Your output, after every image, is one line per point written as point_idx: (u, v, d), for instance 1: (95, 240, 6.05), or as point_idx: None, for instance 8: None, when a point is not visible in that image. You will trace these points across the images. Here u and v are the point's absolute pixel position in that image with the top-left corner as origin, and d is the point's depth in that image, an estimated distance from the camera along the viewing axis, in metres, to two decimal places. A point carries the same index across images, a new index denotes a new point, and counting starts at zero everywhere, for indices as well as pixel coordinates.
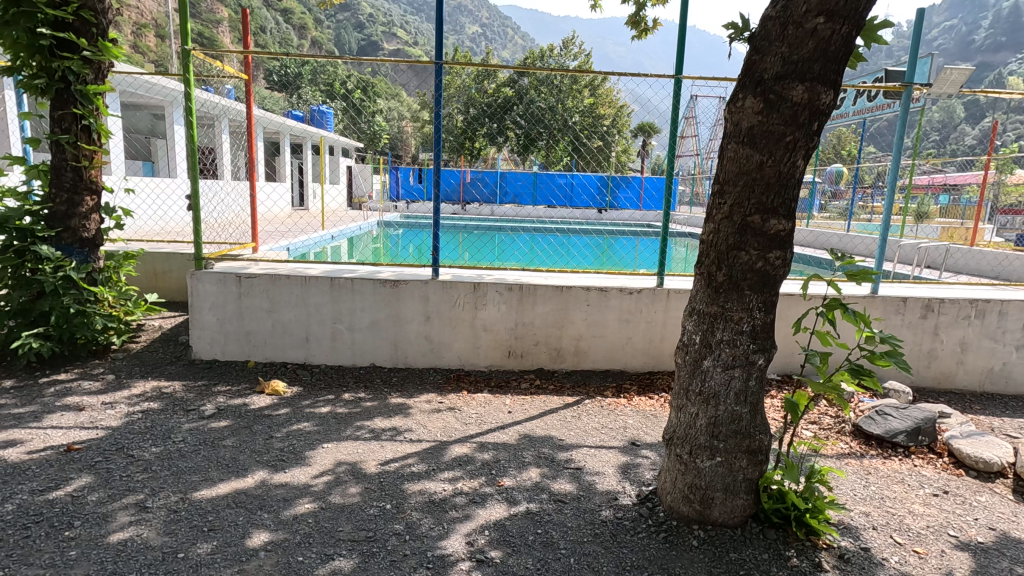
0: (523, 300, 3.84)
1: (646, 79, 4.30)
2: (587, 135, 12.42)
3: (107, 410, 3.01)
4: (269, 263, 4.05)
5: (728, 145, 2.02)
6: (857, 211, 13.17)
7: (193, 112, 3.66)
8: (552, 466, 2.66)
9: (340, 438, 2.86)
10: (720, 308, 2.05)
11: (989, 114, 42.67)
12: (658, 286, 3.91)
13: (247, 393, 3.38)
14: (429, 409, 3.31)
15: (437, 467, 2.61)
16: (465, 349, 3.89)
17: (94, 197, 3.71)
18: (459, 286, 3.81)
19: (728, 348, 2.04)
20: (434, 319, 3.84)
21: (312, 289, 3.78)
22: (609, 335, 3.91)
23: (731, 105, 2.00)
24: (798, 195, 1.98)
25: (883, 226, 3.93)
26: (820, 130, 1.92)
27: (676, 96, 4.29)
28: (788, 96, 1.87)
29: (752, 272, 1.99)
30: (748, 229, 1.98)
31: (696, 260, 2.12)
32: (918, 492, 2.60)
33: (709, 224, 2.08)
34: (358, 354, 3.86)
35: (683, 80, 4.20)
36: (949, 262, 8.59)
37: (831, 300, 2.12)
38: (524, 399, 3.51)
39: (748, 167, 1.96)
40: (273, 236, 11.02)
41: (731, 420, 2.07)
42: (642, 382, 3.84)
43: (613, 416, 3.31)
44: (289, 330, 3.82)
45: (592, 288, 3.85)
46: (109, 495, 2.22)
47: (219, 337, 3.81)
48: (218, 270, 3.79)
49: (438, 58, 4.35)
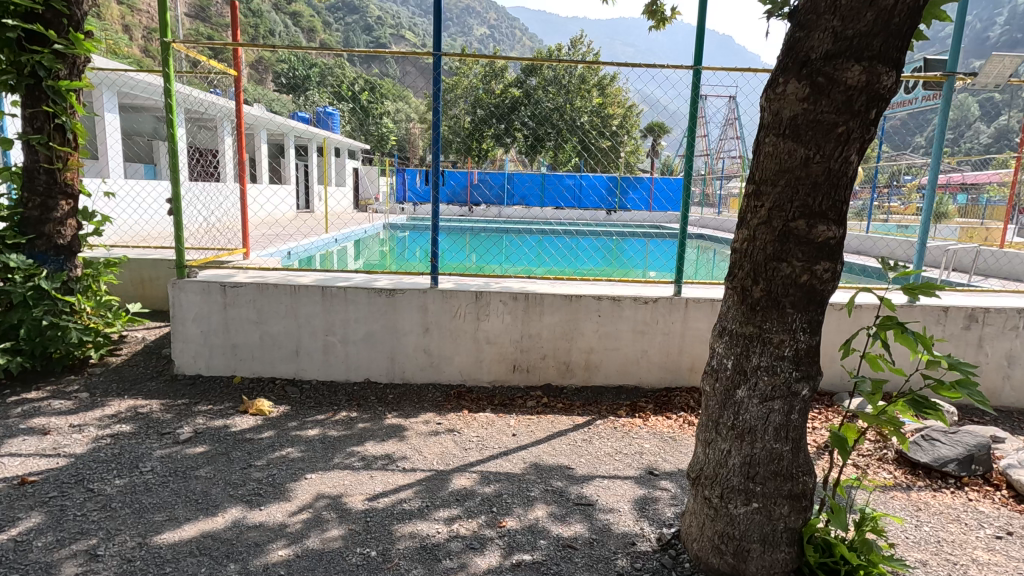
0: (529, 310, 3.56)
1: (660, 70, 3.92)
2: (596, 136, 12.12)
3: (74, 434, 2.76)
4: (257, 271, 3.80)
5: (766, 138, 1.73)
6: (875, 211, 12.77)
7: (173, 111, 3.38)
8: (561, 503, 2.37)
9: (326, 467, 2.59)
10: (757, 327, 1.75)
11: (1003, 113, 41.77)
12: (675, 294, 3.62)
13: (229, 413, 3.12)
14: (426, 431, 3.03)
15: (433, 504, 2.32)
16: (467, 364, 3.60)
17: (70, 201, 3.48)
18: (459, 295, 3.53)
19: (767, 376, 1.74)
20: (433, 331, 3.57)
21: (302, 298, 3.51)
22: (622, 348, 3.61)
23: (770, 91, 1.71)
24: (850, 196, 1.67)
25: (924, 226, 3.58)
26: (878, 119, 1.62)
27: (692, 91, 3.90)
28: (841, 78, 1.57)
29: (795, 286, 1.69)
30: (790, 237, 1.68)
31: (728, 273, 1.83)
32: (979, 533, 2.28)
33: (743, 231, 1.79)
34: (352, 369, 3.59)
35: (705, 73, 3.81)
36: (978, 264, 8.18)
37: (883, 318, 1.81)
38: (530, 420, 3.23)
39: (790, 164, 1.66)
40: (275, 239, 10.79)
41: (769, 459, 1.77)
42: (659, 400, 3.53)
43: (627, 439, 3.02)
44: (278, 343, 3.56)
45: (603, 297, 3.55)
46: (58, 540, 1.97)
47: (203, 351, 3.55)
48: (201, 279, 3.54)
49: (437, 51, 4.05)
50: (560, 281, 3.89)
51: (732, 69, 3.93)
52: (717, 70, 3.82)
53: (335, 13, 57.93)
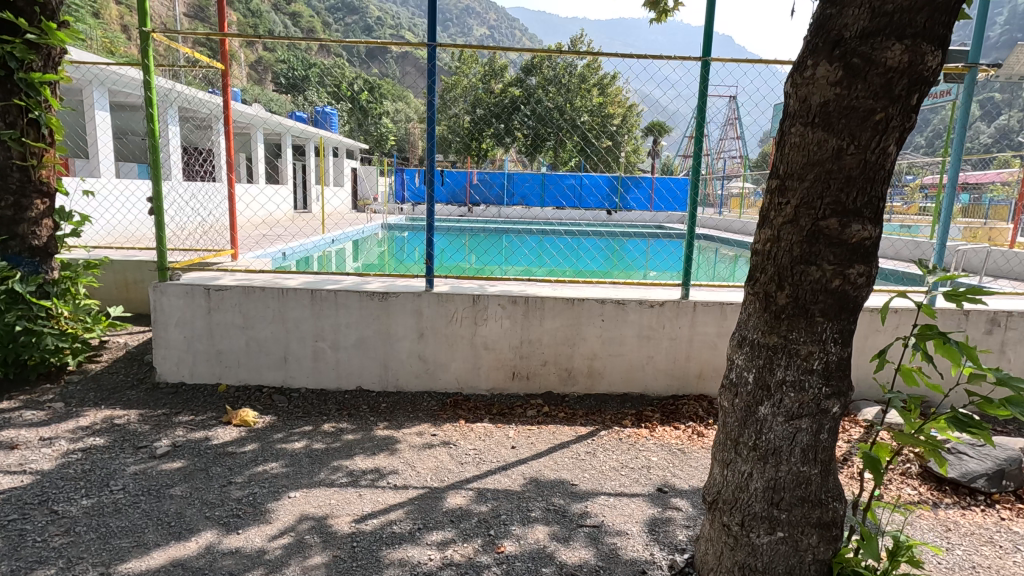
0: (529, 314, 3.38)
1: (666, 60, 3.64)
2: (595, 136, 11.95)
3: (43, 448, 2.58)
4: (244, 273, 3.62)
5: (792, 127, 1.56)
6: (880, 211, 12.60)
7: (153, 106, 3.20)
8: (564, 523, 2.19)
9: (310, 484, 2.41)
10: (781, 338, 1.58)
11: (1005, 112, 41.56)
12: (682, 298, 3.45)
13: (211, 424, 2.94)
14: (420, 444, 2.86)
15: (425, 526, 2.14)
16: (464, 370, 3.43)
17: (45, 200, 3.30)
18: (456, 299, 3.36)
19: (794, 393, 1.57)
20: (428, 336, 3.39)
21: (290, 302, 3.34)
22: (626, 354, 3.44)
23: (797, 76, 1.54)
24: (887, 191, 1.50)
25: (944, 225, 3.41)
26: (920, 104, 1.45)
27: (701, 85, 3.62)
28: (880, 59, 1.40)
29: (825, 292, 1.52)
30: (821, 237, 1.51)
31: (749, 278, 1.66)
32: (1015, 557, 2.11)
33: (766, 230, 1.62)
34: (343, 376, 3.42)
35: (716, 64, 3.54)
36: (988, 265, 8.01)
37: (922, 327, 1.64)
38: (530, 430, 3.06)
39: (819, 156, 1.49)
40: (271, 239, 10.64)
41: (795, 484, 1.60)
42: (665, 409, 3.36)
43: (633, 453, 2.85)
44: (265, 349, 3.38)
45: (607, 300, 3.38)
46: (12, 571, 1.79)
47: (186, 358, 3.38)
48: (184, 282, 3.36)
49: (432, 41, 3.84)
50: (561, 283, 3.71)
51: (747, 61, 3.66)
52: (730, 62, 3.57)
53: (335, 13, 57.71)
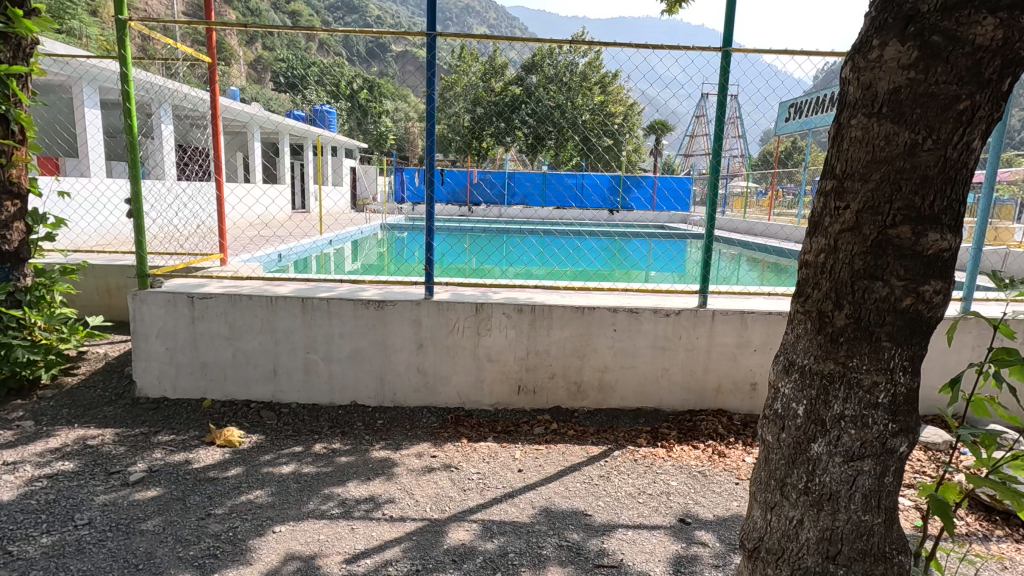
0: (536, 323, 3.15)
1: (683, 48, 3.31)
2: (598, 136, 11.73)
3: (4, 474, 2.36)
4: (231, 279, 3.39)
5: (851, 120, 1.34)
6: None
7: (132, 101, 2.97)
8: (579, 564, 1.96)
9: (297, 516, 2.18)
10: (840, 364, 1.36)
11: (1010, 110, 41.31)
12: (700, 306, 3.22)
13: (193, 445, 2.71)
14: (420, 467, 2.63)
15: (425, 567, 1.91)
16: (466, 384, 3.21)
17: (16, 202, 3.07)
18: (457, 307, 3.13)
19: (855, 429, 1.35)
20: (427, 348, 3.17)
21: (280, 312, 3.11)
22: (640, 367, 3.21)
23: (859, 59, 1.32)
24: (967, 194, 1.28)
25: (982, 227, 3.19)
26: (1012, 90, 1.22)
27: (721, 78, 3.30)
28: (966, 36, 1.17)
29: (893, 314, 1.30)
30: (889, 248, 1.28)
31: (799, 295, 1.44)
32: None
33: (820, 239, 1.40)
34: (337, 390, 3.19)
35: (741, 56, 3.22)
36: (1007, 267, 7.76)
37: (1000, 352, 1.41)
38: (538, 450, 2.83)
39: (888, 152, 1.26)
40: (267, 240, 10.41)
41: (855, 535, 1.40)
42: (683, 426, 3.12)
43: (651, 476, 2.63)
44: (253, 362, 3.16)
45: (619, 309, 3.15)
46: None
47: (168, 371, 3.15)
48: (166, 290, 3.13)
49: (432, 30, 3.59)
50: (570, 290, 3.49)
51: (773, 51, 3.36)
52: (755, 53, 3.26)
53: (335, 12, 57.56)
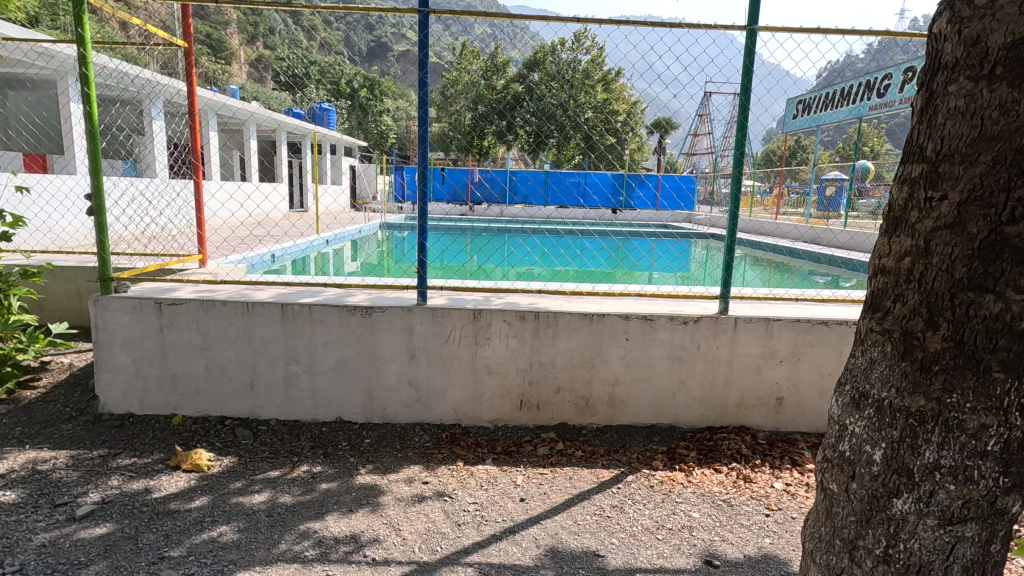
0: (540, 332, 2.86)
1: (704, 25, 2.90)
2: (600, 133, 11.36)
3: None
4: (206, 283, 3.09)
5: (950, 86, 1.04)
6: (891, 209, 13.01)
7: (92, 85, 2.69)
8: None
9: (266, 560, 1.89)
10: (933, 400, 1.06)
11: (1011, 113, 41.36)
12: (721, 313, 2.91)
13: (155, 470, 2.42)
14: (409, 496, 2.33)
15: None
16: (463, 399, 2.92)
17: None
18: (454, 314, 2.84)
19: (955, 485, 1.06)
20: (420, 359, 2.87)
21: (256, 320, 2.82)
22: (654, 380, 2.92)
23: (964, 6, 1.01)
24: None
25: None
26: None
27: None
28: None
29: (1010, 337, 1.00)
30: (1004, 252, 0.98)
31: (878, 313, 1.14)
32: None
33: (904, 239, 1.10)
34: (321, 405, 2.90)
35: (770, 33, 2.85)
36: None
37: None
38: (543, 475, 2.53)
39: (1008, 128, 0.96)
40: (261, 239, 10.13)
41: None
42: (702, 446, 2.82)
43: (671, 507, 2.32)
44: (227, 374, 2.86)
45: (632, 316, 2.85)
46: None
47: (135, 384, 2.86)
48: (132, 295, 2.83)
49: (424, 7, 3.21)
50: (578, 295, 3.19)
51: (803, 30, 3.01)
52: (785, 31, 2.89)
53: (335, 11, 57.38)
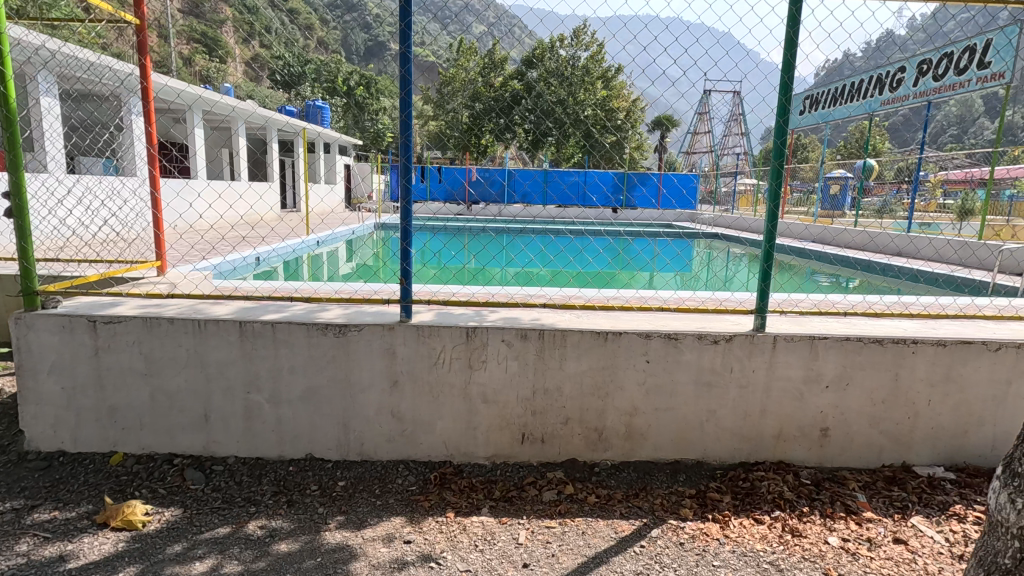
0: (545, 354, 2.42)
1: None
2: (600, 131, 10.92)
3: None
4: (153, 298, 2.65)
5: None
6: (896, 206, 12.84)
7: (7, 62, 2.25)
8: None
9: None
10: None
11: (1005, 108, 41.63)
12: (757, 331, 2.48)
13: (80, 529, 1.99)
14: (388, 562, 1.89)
15: None
16: (455, 432, 2.48)
17: None
18: (443, 334, 2.40)
19: None
20: (404, 386, 2.44)
21: (210, 341, 2.38)
22: (678, 409, 2.49)
23: None
24: None
25: None
26: None
27: (794, 29, 2.43)
28: None
29: None
30: None
31: None
32: None
33: None
34: (287, 440, 2.46)
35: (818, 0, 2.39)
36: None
37: None
38: (553, 528, 2.10)
39: None
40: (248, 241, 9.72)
41: None
42: (737, 488, 2.39)
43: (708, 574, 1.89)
44: (177, 405, 2.42)
45: (652, 334, 2.42)
46: None
47: (67, 416, 2.42)
48: (62, 312, 2.40)
49: None
50: (588, 310, 2.75)
51: None
52: None
53: None
